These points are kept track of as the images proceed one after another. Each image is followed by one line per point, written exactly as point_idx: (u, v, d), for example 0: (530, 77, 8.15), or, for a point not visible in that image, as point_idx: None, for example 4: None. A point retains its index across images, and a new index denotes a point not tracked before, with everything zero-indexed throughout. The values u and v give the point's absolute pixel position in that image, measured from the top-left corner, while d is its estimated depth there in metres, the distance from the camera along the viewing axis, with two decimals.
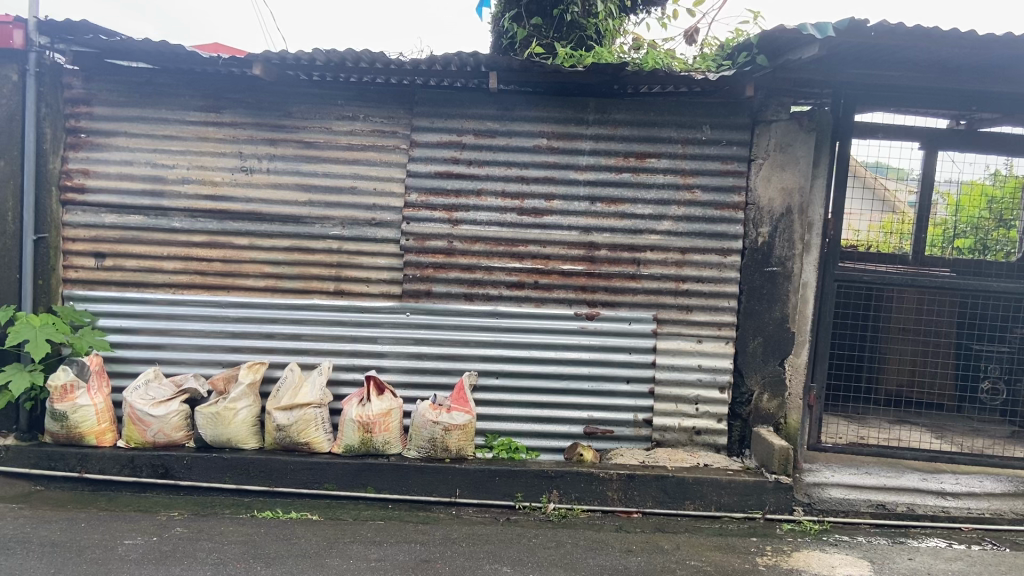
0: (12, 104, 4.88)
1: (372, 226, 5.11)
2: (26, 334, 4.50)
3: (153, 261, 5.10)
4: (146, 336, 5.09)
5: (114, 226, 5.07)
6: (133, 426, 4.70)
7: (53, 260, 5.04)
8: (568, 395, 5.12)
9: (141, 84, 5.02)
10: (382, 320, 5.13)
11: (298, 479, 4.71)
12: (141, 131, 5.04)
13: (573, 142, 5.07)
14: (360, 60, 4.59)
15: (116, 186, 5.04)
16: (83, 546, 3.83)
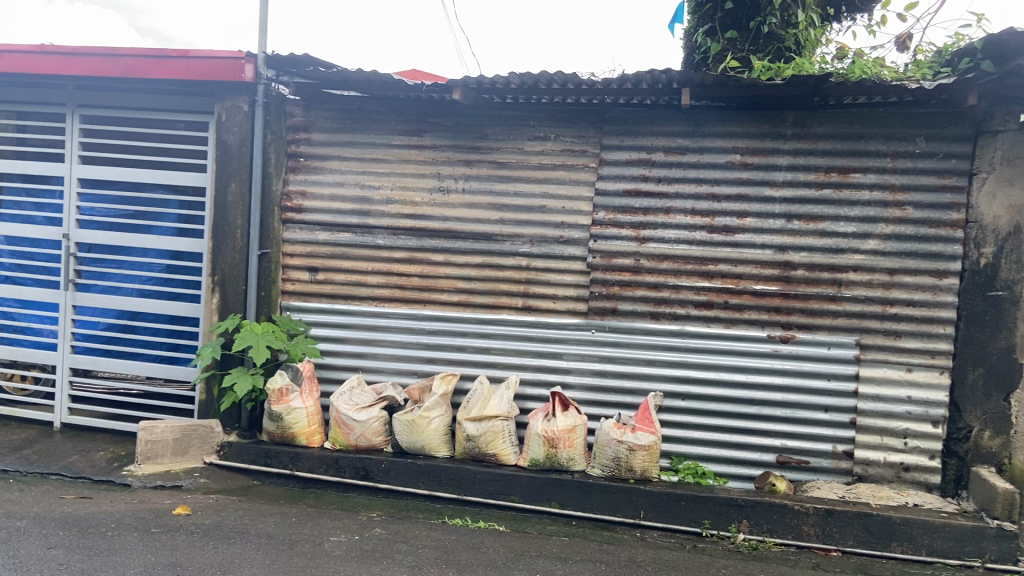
0: (243, 132, 5.43)
1: (560, 244, 5.18)
2: (250, 340, 4.98)
3: (359, 276, 5.46)
4: (351, 346, 5.46)
5: (325, 242, 5.47)
6: (339, 429, 5.05)
7: (274, 274, 5.53)
8: (759, 421, 4.91)
9: (353, 112, 5.42)
10: (568, 337, 5.18)
11: (486, 490, 4.84)
12: (352, 155, 5.43)
13: (768, 157, 4.87)
14: (553, 82, 4.69)
15: (329, 206, 5.44)
16: (294, 540, 4.15)
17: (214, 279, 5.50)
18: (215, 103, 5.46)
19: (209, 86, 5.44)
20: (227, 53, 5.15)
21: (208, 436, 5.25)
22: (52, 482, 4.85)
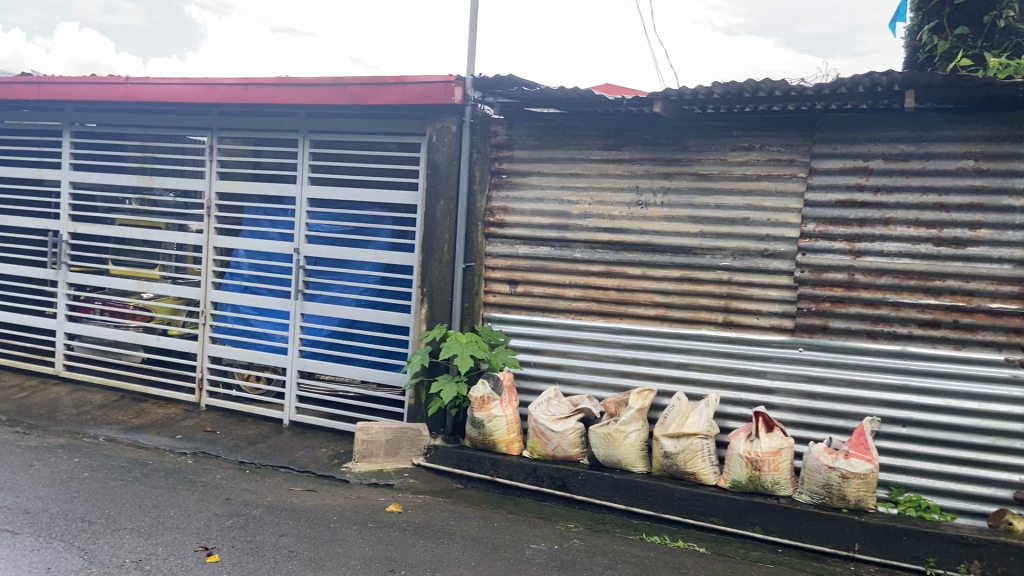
0: (451, 151, 5.72)
1: (765, 257, 4.99)
2: (455, 349, 5.23)
3: (557, 289, 5.56)
4: (549, 357, 5.55)
5: (525, 256, 5.63)
6: (536, 439, 5.14)
7: (477, 286, 5.76)
8: (994, 454, 4.44)
9: (554, 129, 5.54)
10: (773, 355, 4.96)
11: (685, 509, 4.74)
12: (552, 170, 5.54)
13: (1007, 163, 4.42)
14: (759, 90, 4.54)
15: (529, 220, 5.59)
16: (497, 544, 4.29)
17: (424, 291, 5.84)
18: (427, 125, 5.81)
19: (422, 109, 5.79)
20: (438, 77, 5.47)
21: (416, 438, 5.55)
22: (282, 474, 5.35)
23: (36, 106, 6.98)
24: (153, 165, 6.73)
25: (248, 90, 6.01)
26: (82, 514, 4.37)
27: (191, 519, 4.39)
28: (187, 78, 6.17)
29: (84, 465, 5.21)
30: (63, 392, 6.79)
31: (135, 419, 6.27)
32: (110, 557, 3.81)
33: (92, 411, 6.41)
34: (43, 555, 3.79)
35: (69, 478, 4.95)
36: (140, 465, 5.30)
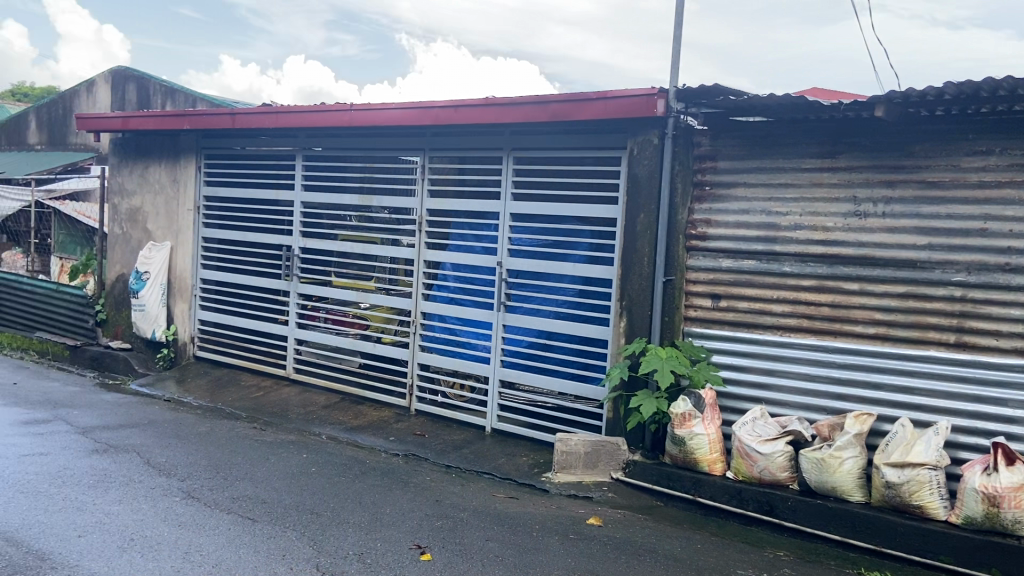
0: (653, 163, 5.68)
1: (1006, 272, 4.52)
2: (655, 364, 5.17)
3: (763, 304, 5.33)
4: (754, 375, 5.33)
5: (729, 269, 5.46)
6: (741, 460, 4.96)
7: (677, 299, 5.66)
8: None
9: (763, 137, 5.32)
10: (1016, 381, 4.45)
11: (908, 545, 4.35)
12: (760, 180, 5.32)
13: None
14: (1002, 88, 4.11)
15: (735, 233, 5.41)
16: (702, 566, 4.17)
17: (623, 305, 5.83)
18: (628, 139, 5.81)
19: (624, 123, 5.80)
20: (641, 90, 5.45)
21: (615, 453, 5.51)
22: (485, 480, 5.55)
23: (274, 134, 7.77)
24: (371, 184, 7.25)
25: (458, 111, 6.32)
26: (310, 506, 4.77)
27: (404, 518, 4.66)
28: (403, 103, 6.60)
29: (311, 461, 5.70)
30: (293, 393, 7.47)
31: (354, 420, 6.77)
32: (335, 548, 4.13)
33: (317, 411, 7.00)
34: (279, 542, 4.18)
35: (299, 472, 5.44)
36: (358, 464, 5.72)
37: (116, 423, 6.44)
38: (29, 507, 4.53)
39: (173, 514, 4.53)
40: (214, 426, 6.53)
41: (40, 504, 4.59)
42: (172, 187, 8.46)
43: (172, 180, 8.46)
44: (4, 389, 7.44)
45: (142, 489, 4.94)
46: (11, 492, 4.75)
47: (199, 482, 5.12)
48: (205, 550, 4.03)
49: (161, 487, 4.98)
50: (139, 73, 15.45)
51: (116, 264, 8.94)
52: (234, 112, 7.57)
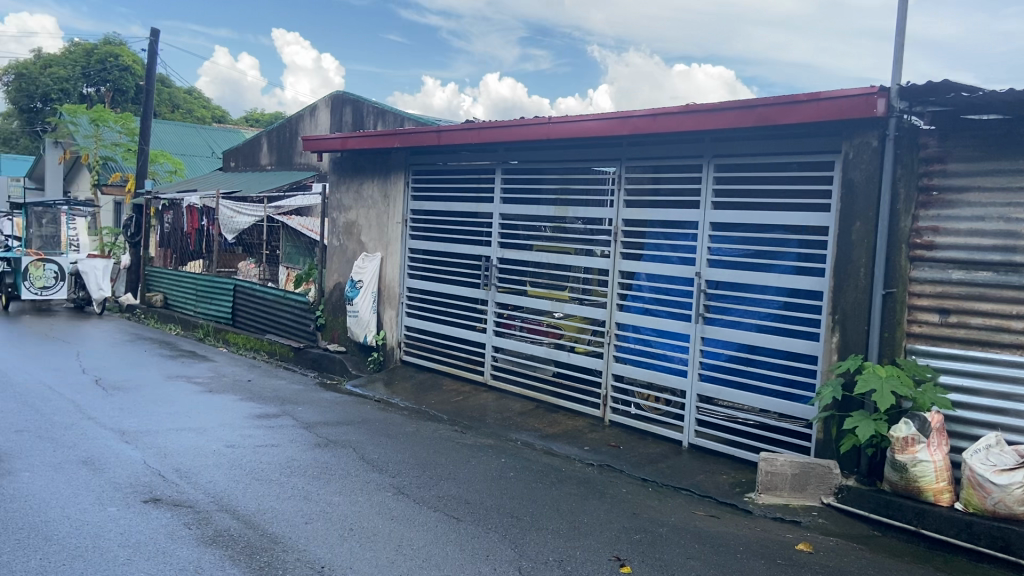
0: (871, 167, 5.30)
1: None
2: (872, 383, 4.82)
3: (1002, 320, 4.82)
4: (989, 399, 4.82)
5: (960, 282, 4.97)
6: (972, 490, 4.50)
7: (898, 315, 5.20)
8: None
9: (1000, 136, 4.82)
10: None
11: None
12: (997, 184, 4.83)
13: None
14: None
15: (966, 242, 4.94)
16: None
17: (835, 318, 5.48)
18: (843, 142, 5.47)
19: (837, 125, 5.46)
20: (859, 90, 5.11)
21: (826, 476, 5.19)
22: (683, 496, 5.43)
23: (475, 148, 8.08)
24: (567, 195, 7.33)
25: (657, 120, 6.26)
26: (512, 510, 4.90)
27: (603, 528, 4.65)
28: (601, 114, 6.63)
29: (510, 466, 5.85)
30: (490, 398, 7.71)
31: (549, 428, 6.87)
32: (536, 553, 4.20)
33: (514, 417, 7.17)
34: (484, 542, 4.32)
35: (499, 475, 5.60)
36: (555, 471, 5.79)
37: (333, 420, 6.98)
38: (264, 493, 5.01)
39: (386, 508, 4.82)
40: (419, 427, 6.89)
41: (273, 491, 5.05)
42: (383, 202, 9.05)
43: (383, 195, 9.06)
44: (240, 385, 8.29)
45: (359, 482, 5.31)
46: (250, 478, 5.28)
47: (409, 479, 5.42)
48: (415, 545, 4.25)
49: (375, 482, 5.32)
50: (352, 96, 16.69)
51: (333, 273, 9.70)
52: (439, 130, 7.97)
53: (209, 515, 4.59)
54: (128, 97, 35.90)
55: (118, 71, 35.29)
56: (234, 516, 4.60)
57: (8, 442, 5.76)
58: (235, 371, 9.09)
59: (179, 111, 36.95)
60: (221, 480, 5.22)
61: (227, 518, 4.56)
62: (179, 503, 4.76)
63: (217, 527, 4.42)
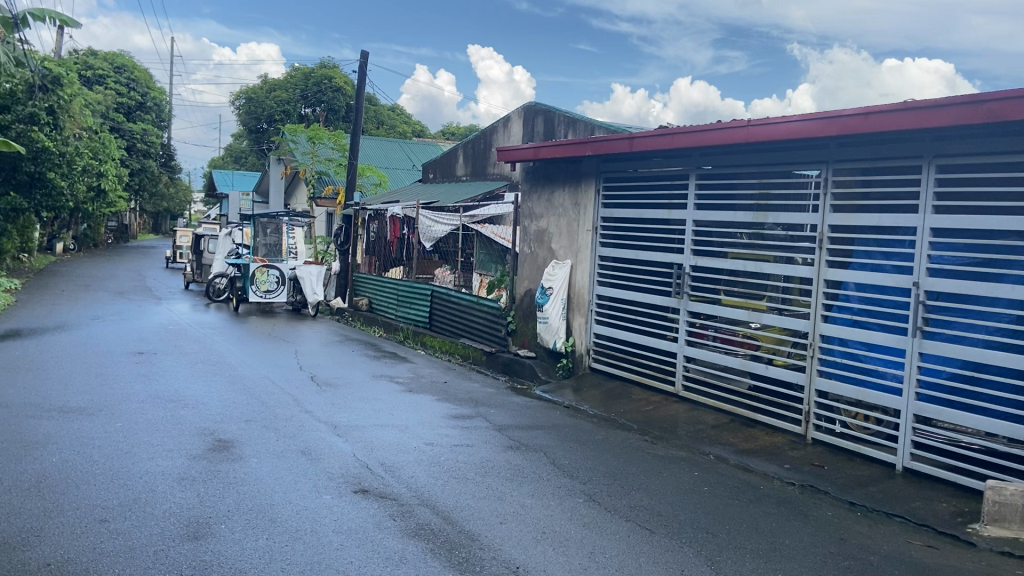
0: None
1: None
2: None
3: None
4: None
5: None
6: None
7: None
8: None
9: None
10: None
11: None
12: None
13: None
14: None
15: None
16: None
17: None
18: None
19: None
20: None
21: None
22: (896, 523, 5.00)
23: (667, 155, 7.96)
24: (765, 200, 7.01)
25: (869, 119, 5.84)
26: (706, 525, 4.75)
27: (806, 551, 4.39)
28: (808, 114, 6.29)
29: (703, 480, 5.68)
30: (681, 410, 7.53)
31: (745, 443, 6.60)
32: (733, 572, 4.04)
33: (707, 430, 6.96)
34: (678, 556, 4.22)
35: (692, 489, 5.45)
36: (751, 488, 5.55)
37: (525, 424, 7.12)
38: (462, 491, 5.20)
39: (578, 514, 4.85)
40: (609, 435, 6.87)
41: (470, 489, 5.23)
42: (574, 210, 9.14)
43: (574, 203, 9.14)
44: (438, 386, 8.69)
45: (551, 487, 5.38)
46: (448, 475, 5.51)
47: (600, 487, 5.42)
48: (608, 554, 4.23)
49: (567, 487, 5.36)
50: (544, 107, 16.99)
51: (524, 280, 9.93)
52: (632, 136, 7.92)
53: (412, 508, 4.84)
54: (340, 115, 38.84)
55: (331, 93, 38.30)
56: (434, 510, 4.82)
57: (240, 430, 6.41)
58: (432, 372, 9.54)
59: (384, 127, 39.52)
60: (421, 475, 5.50)
61: (428, 512, 4.78)
62: (385, 495, 5.06)
63: (419, 520, 4.64)
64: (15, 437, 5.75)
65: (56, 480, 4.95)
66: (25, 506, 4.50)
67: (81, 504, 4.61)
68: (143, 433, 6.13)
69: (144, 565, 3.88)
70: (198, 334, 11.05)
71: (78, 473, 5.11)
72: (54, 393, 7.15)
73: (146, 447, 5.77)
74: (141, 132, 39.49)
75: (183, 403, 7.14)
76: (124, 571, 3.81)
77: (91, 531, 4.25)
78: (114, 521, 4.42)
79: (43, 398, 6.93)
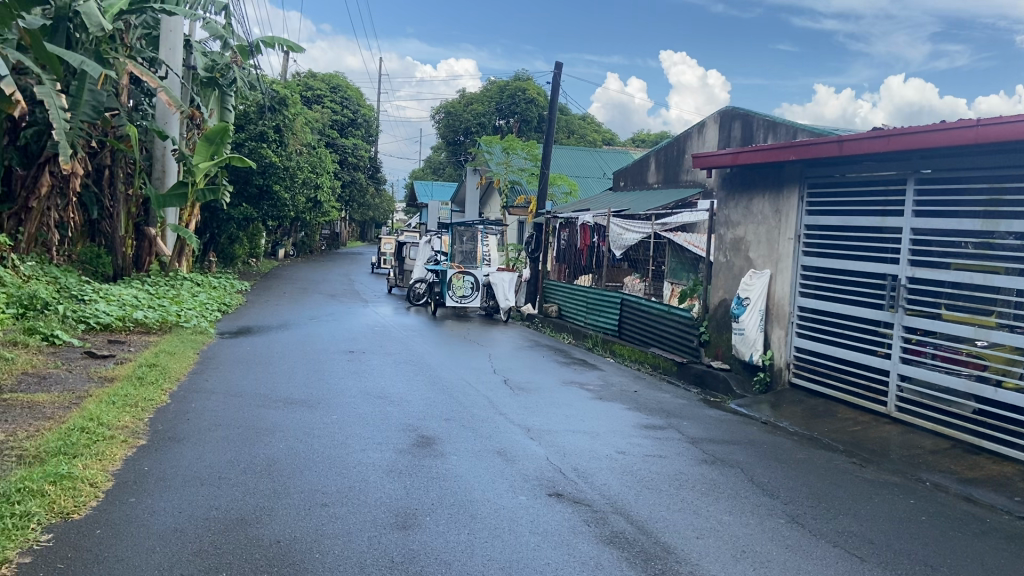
0: None
1: None
2: None
3: None
4: None
5: None
6: None
7: None
8: None
9: None
10: None
11: None
12: None
13: None
14: None
15: None
16: None
17: None
18: None
19: None
20: None
21: None
22: None
23: (880, 159, 7.44)
24: (999, 205, 6.34)
25: None
26: (924, 558, 4.37)
27: None
28: None
29: (920, 509, 5.23)
30: (894, 432, 6.98)
31: (969, 472, 6.00)
32: None
33: (924, 455, 6.40)
34: None
35: (907, 518, 5.04)
36: (976, 521, 5.05)
37: (721, 438, 6.92)
38: (656, 502, 5.14)
39: (779, 535, 4.64)
40: (811, 455, 6.51)
41: (664, 501, 5.16)
42: (775, 217, 8.77)
43: (775, 210, 8.78)
44: (628, 395, 8.64)
45: (749, 504, 5.19)
46: (642, 485, 5.47)
47: (803, 508, 5.15)
48: None
49: (767, 507, 5.14)
50: (742, 111, 16.43)
51: (719, 290, 9.66)
52: (841, 139, 7.46)
53: (606, 515, 4.85)
54: (532, 126, 39.76)
55: (525, 104, 39.32)
56: (628, 520, 4.80)
57: (441, 428, 6.74)
58: (622, 381, 9.51)
59: (576, 135, 40.01)
60: (615, 483, 5.50)
61: (622, 521, 4.77)
62: (579, 501, 5.11)
63: (614, 528, 4.65)
64: (248, 424, 6.42)
65: (284, 465, 5.46)
66: (258, 487, 5.00)
67: (305, 488, 5.05)
68: (355, 426, 6.61)
69: (359, 549, 4.18)
70: (401, 336, 11.77)
71: (302, 460, 5.61)
72: (279, 386, 7.90)
73: (358, 439, 6.22)
74: (353, 147, 42.77)
75: (389, 400, 7.63)
76: (342, 553, 4.13)
77: (314, 513, 4.64)
78: (332, 506, 4.80)
79: (271, 390, 7.67)
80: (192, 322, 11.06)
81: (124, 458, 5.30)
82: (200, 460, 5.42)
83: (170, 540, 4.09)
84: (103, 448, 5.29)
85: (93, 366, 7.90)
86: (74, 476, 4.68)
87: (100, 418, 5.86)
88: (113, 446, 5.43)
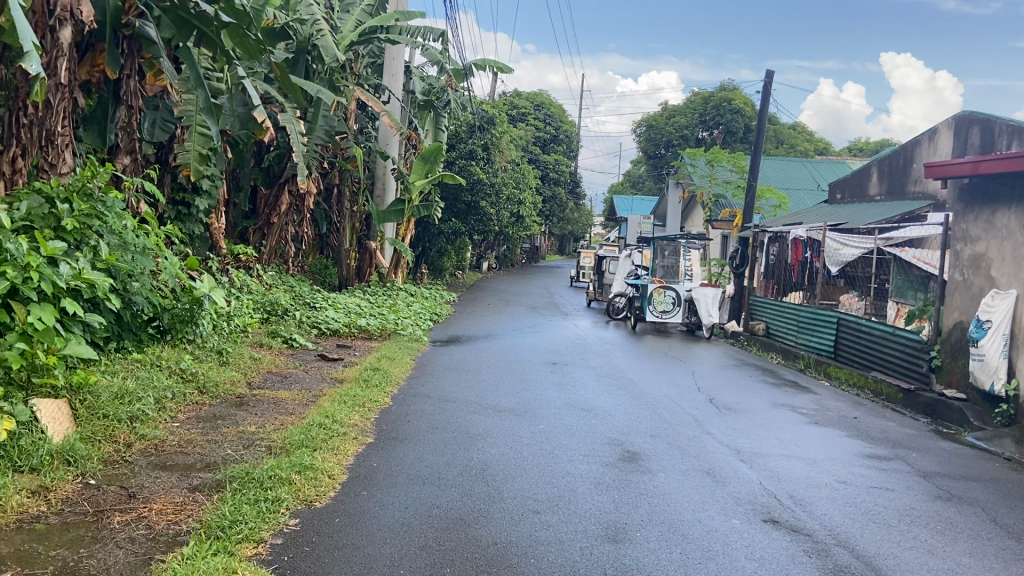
0: None
1: None
2: None
3: None
4: None
5: None
6: None
7: None
8: None
9: None
10: None
11: None
12: None
13: None
14: None
15: None
16: None
17: None
18: None
19: None
20: None
21: None
22: None
23: None
24: None
25: None
26: None
27: None
28: None
29: None
30: None
31: None
32: None
33: None
34: None
35: None
36: None
37: (957, 474, 6.28)
38: (883, 538, 4.76)
39: None
40: None
41: (893, 537, 4.76)
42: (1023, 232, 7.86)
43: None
44: (847, 421, 8.08)
45: (994, 548, 4.66)
46: (867, 519, 5.08)
47: None
48: None
49: (1014, 552, 4.60)
50: (982, 115, 14.92)
51: (954, 311, 8.82)
52: None
53: (828, 548, 4.56)
54: (737, 137, 38.49)
55: (730, 115, 38.12)
56: (853, 554, 4.48)
57: (647, 444, 6.67)
58: (840, 406, 8.90)
59: (784, 146, 38.24)
60: (837, 515, 5.14)
61: (846, 554, 4.47)
62: (797, 530, 4.84)
63: (837, 562, 4.36)
64: (462, 428, 6.73)
65: (496, 470, 5.65)
66: (475, 489, 5.21)
67: (517, 494, 5.19)
68: (564, 437, 6.71)
69: (572, 558, 4.23)
70: (601, 349, 11.81)
71: (513, 466, 5.78)
72: (489, 394, 8.21)
73: (566, 450, 6.31)
74: (555, 162, 43.61)
75: (595, 413, 7.67)
76: (556, 560, 4.19)
77: (527, 519, 4.76)
78: (543, 513, 4.89)
79: (482, 397, 7.97)
80: (408, 330, 11.78)
81: (356, 453, 5.74)
82: (421, 459, 5.75)
83: (398, 534, 4.36)
84: (338, 443, 5.75)
85: (325, 367, 8.64)
86: (315, 467, 5.13)
87: (334, 416, 6.39)
88: (346, 441, 5.89)
